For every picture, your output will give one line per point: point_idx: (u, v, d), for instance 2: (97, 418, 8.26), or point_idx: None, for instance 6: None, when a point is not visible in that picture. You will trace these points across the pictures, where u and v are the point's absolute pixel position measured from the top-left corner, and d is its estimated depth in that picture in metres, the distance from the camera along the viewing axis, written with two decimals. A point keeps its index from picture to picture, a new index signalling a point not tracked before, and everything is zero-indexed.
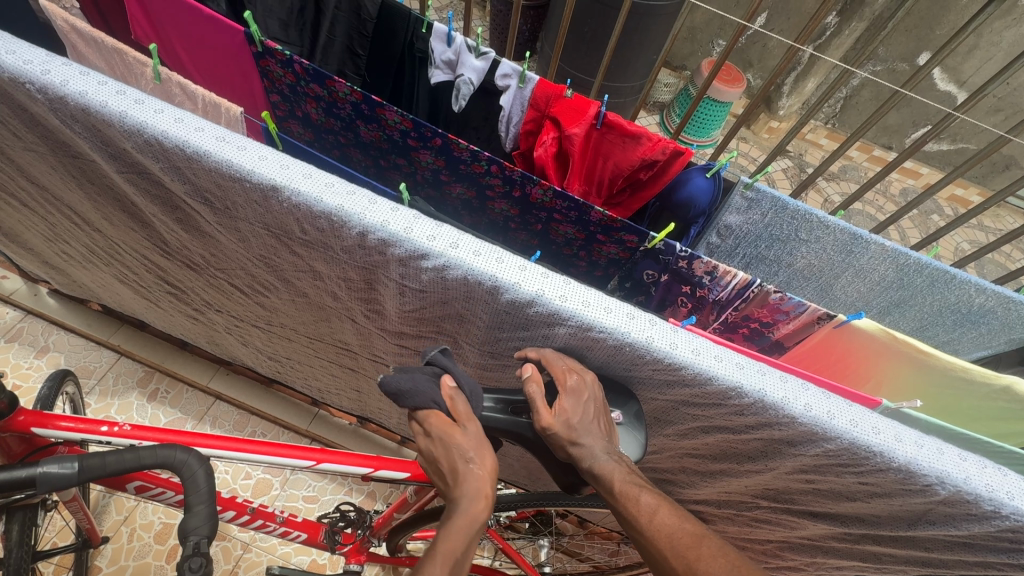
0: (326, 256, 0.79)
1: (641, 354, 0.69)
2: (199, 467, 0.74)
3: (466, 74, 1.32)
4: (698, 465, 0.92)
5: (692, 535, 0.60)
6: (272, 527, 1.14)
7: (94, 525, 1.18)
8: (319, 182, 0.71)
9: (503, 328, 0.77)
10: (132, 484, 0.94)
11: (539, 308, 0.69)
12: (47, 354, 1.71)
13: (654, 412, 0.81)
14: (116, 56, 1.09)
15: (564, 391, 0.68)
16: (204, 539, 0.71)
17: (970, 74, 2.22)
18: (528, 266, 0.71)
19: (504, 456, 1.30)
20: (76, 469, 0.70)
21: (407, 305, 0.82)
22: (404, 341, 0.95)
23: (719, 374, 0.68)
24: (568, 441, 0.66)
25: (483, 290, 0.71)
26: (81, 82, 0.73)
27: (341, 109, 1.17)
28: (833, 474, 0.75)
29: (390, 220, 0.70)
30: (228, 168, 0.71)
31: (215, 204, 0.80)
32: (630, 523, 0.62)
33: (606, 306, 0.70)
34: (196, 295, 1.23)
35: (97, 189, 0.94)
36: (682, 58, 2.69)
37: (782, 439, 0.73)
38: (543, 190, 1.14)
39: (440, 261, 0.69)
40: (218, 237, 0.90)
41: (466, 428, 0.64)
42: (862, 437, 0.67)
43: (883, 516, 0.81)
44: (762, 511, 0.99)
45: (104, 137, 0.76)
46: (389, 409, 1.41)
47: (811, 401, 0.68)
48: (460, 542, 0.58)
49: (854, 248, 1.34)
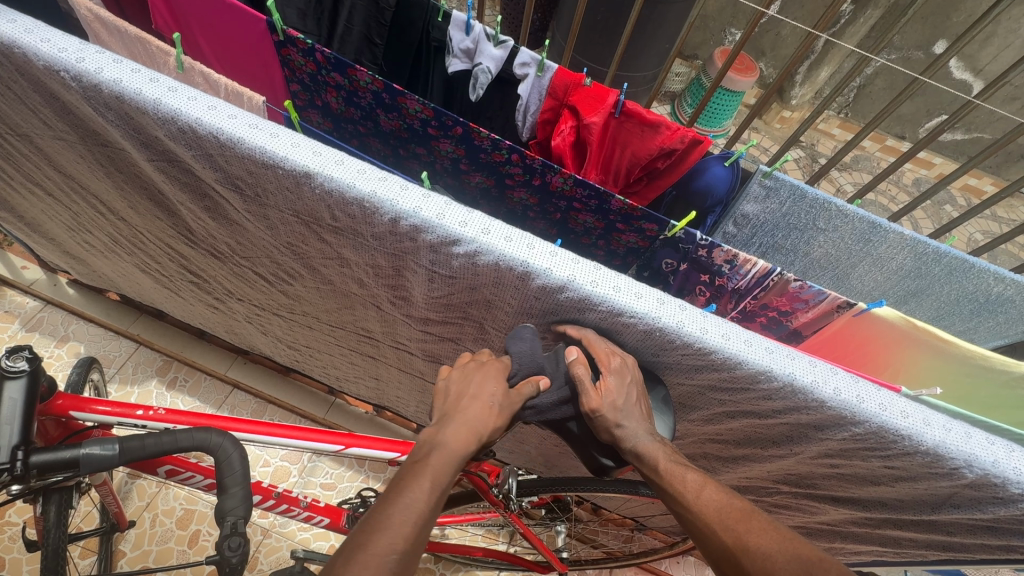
0: (356, 243, 0.80)
1: (672, 339, 0.70)
2: (234, 450, 0.75)
3: (485, 63, 1.31)
4: (720, 450, 0.93)
5: (741, 510, 0.60)
6: (296, 511, 1.16)
7: (121, 509, 1.20)
8: (351, 169, 0.72)
9: (531, 313, 0.78)
10: (163, 468, 0.95)
11: (570, 293, 0.70)
12: (67, 343, 1.74)
13: (680, 397, 0.82)
14: (139, 45, 1.09)
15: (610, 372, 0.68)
16: (241, 520, 0.72)
17: (986, 62, 2.19)
18: (559, 252, 0.71)
19: (522, 443, 1.31)
20: (116, 450, 0.72)
21: (435, 291, 0.83)
22: (429, 327, 0.96)
23: (749, 359, 0.68)
24: (614, 423, 0.67)
25: (514, 276, 0.71)
26: (114, 69, 0.73)
27: (362, 98, 1.17)
28: (858, 458, 0.75)
29: (422, 206, 0.70)
30: (261, 155, 0.71)
31: (245, 192, 0.80)
32: (676, 501, 0.63)
33: (636, 291, 0.70)
34: (218, 284, 1.24)
35: (125, 178, 0.95)
36: (694, 47, 2.67)
37: (809, 423, 0.74)
38: (564, 178, 1.14)
39: (471, 247, 0.70)
40: (245, 225, 0.91)
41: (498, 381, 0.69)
42: (891, 421, 0.67)
43: (906, 501, 0.81)
44: (782, 497, 1.00)
45: (137, 124, 0.77)
46: (408, 397, 1.43)
47: (840, 385, 0.68)
48: (447, 464, 0.59)
49: (872, 236, 1.34)
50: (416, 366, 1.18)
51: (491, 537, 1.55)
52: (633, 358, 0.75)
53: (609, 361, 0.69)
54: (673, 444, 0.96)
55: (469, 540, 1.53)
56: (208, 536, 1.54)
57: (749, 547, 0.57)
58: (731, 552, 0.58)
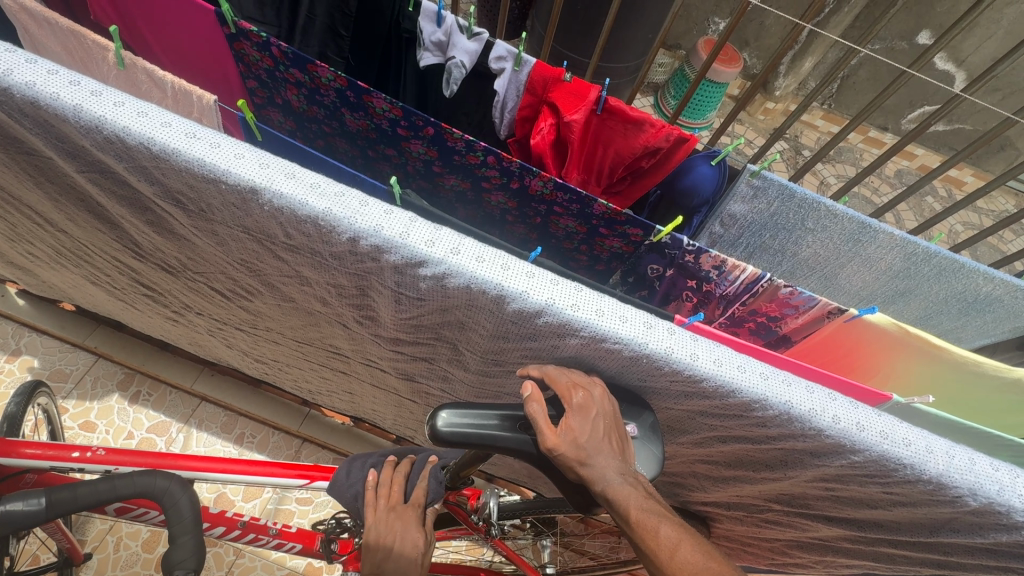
0: (314, 262, 0.73)
1: (660, 365, 0.64)
2: (182, 494, 0.68)
3: (459, 57, 1.22)
4: (710, 470, 0.89)
5: (717, 574, 0.57)
6: (265, 539, 1.09)
7: (75, 543, 1.12)
8: (303, 183, 0.64)
9: (508, 337, 0.72)
10: (111, 506, 0.87)
11: (550, 318, 0.64)
12: (19, 357, 1.63)
13: (668, 421, 0.77)
14: (74, 39, 0.99)
15: (571, 409, 0.65)
16: (191, 573, 0.65)
17: (969, 52, 2.17)
18: (537, 272, 0.65)
19: (504, 456, 1.27)
20: (43, 504, 0.64)
21: (404, 312, 0.76)
22: (400, 347, 0.89)
23: (743, 386, 0.63)
24: (578, 461, 0.63)
25: (488, 299, 0.65)
26: (27, 71, 0.64)
27: (324, 96, 1.08)
28: (856, 483, 0.71)
29: (383, 224, 0.63)
30: (201, 169, 0.63)
31: (188, 206, 0.72)
32: (649, 558, 0.59)
33: (621, 315, 0.64)
34: (174, 298, 1.15)
35: (58, 189, 0.85)
36: (677, 37, 2.61)
37: (804, 449, 0.69)
38: (543, 181, 1.07)
39: (440, 268, 0.63)
40: (194, 241, 0.83)
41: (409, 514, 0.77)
42: (892, 450, 0.63)
43: (903, 523, 0.78)
44: (773, 514, 0.96)
45: (59, 132, 0.68)
46: (384, 412, 1.36)
47: (840, 412, 0.64)
48: None
49: (861, 237, 1.30)
50: (390, 383, 1.11)
51: (475, 550, 1.50)
52: (602, 383, 0.70)
53: (569, 398, 0.65)
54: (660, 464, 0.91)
55: (452, 555, 1.49)
56: None
57: None
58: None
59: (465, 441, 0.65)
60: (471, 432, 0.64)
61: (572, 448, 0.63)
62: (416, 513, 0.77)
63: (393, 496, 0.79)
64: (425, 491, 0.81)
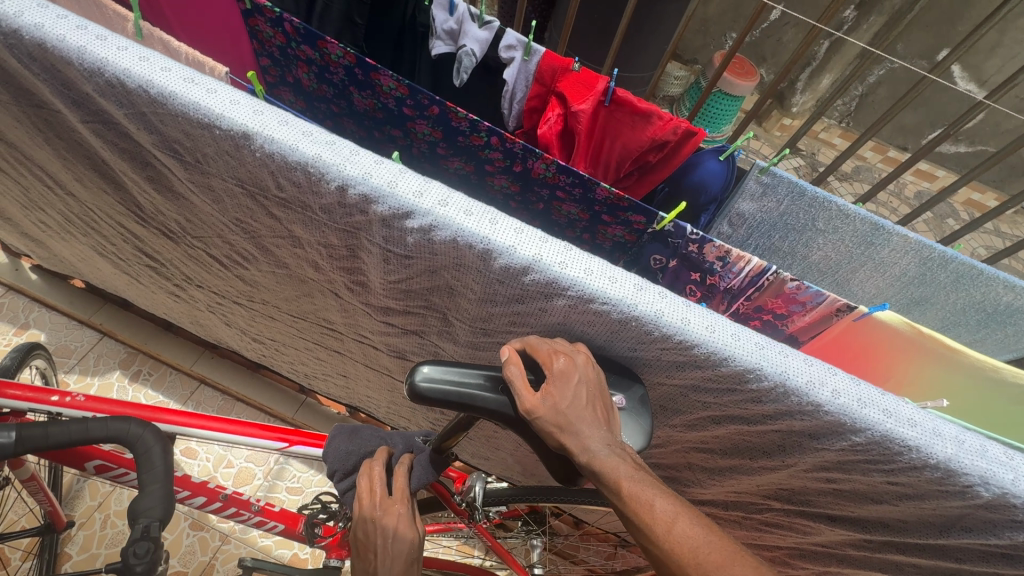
0: (305, 217, 0.72)
1: (650, 330, 0.62)
2: (155, 442, 0.67)
3: (470, 45, 1.24)
4: (706, 461, 0.85)
5: (719, 549, 0.54)
6: (246, 516, 1.06)
7: (56, 508, 1.10)
8: (296, 130, 0.64)
9: (495, 300, 0.70)
10: (91, 464, 0.86)
11: (537, 275, 0.62)
12: (27, 331, 1.65)
13: (660, 399, 0.73)
14: (96, 9, 1.03)
15: (551, 372, 0.62)
16: (155, 523, 0.63)
17: (991, 72, 2.14)
18: (526, 228, 0.63)
19: (497, 448, 1.24)
20: (13, 438, 0.64)
21: (393, 274, 0.75)
22: (391, 318, 0.88)
23: (735, 354, 0.60)
24: (557, 427, 0.60)
25: (474, 255, 0.64)
26: (38, 14, 0.66)
27: (334, 73, 1.10)
28: (859, 472, 0.67)
29: (372, 172, 0.63)
30: (196, 113, 0.64)
31: (185, 157, 0.73)
32: (644, 534, 0.56)
33: (611, 276, 0.62)
34: (175, 268, 1.16)
35: (66, 145, 0.87)
36: (694, 52, 2.62)
37: (803, 430, 0.65)
38: (546, 164, 1.06)
39: (426, 221, 0.62)
40: (192, 199, 0.83)
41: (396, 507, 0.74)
42: (895, 430, 0.59)
43: (911, 522, 0.73)
44: (772, 514, 0.91)
45: (64, 78, 0.70)
46: (377, 398, 1.34)
47: (839, 387, 0.60)
48: None
49: (874, 239, 1.26)
50: (383, 363, 1.10)
51: (465, 550, 1.46)
52: (587, 349, 0.67)
53: (548, 362, 0.63)
54: (654, 453, 0.87)
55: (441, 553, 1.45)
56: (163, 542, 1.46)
57: None
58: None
59: (444, 400, 0.62)
60: (452, 389, 0.62)
61: (552, 411, 0.60)
62: (403, 511, 0.74)
63: (377, 498, 0.75)
64: (405, 479, 0.78)
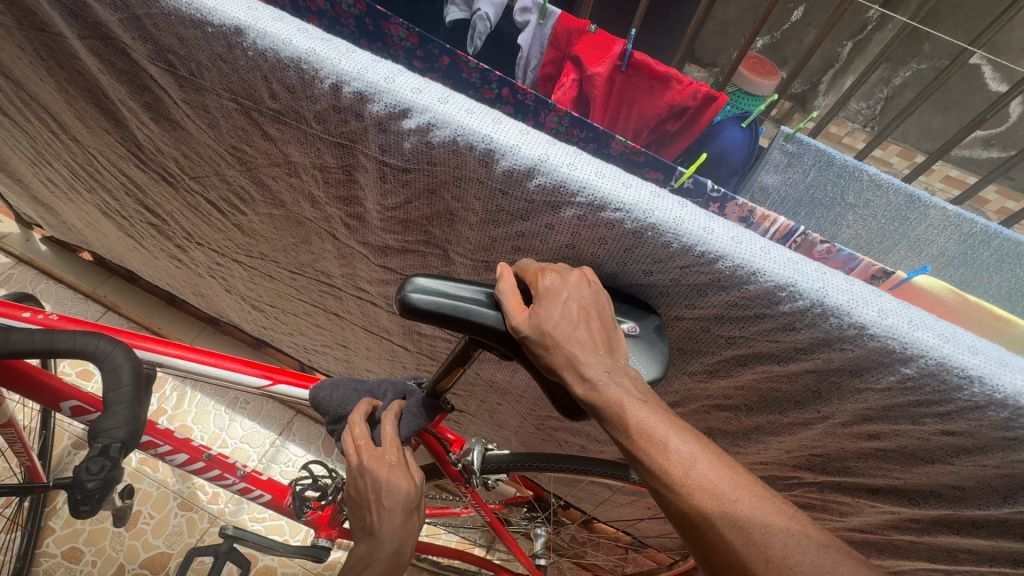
0: (300, 132, 0.68)
1: (668, 241, 0.55)
2: (125, 360, 0.62)
3: (484, 10, 1.18)
4: (728, 423, 0.76)
5: (750, 498, 0.46)
6: (231, 481, 1.00)
7: (36, 467, 1.05)
8: (290, 27, 0.61)
9: (498, 220, 0.64)
10: (67, 406, 0.81)
11: (543, 179, 0.56)
12: None
13: (679, 338, 0.66)
14: None
15: (537, 295, 0.56)
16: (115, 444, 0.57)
17: None
18: (532, 131, 0.58)
19: (500, 426, 1.16)
20: None
21: (389, 199, 0.70)
22: (389, 260, 0.83)
23: (764, 268, 0.53)
24: (544, 347, 0.54)
25: (475, 160, 0.58)
26: None
27: (344, 26, 1.08)
28: (908, 421, 0.58)
29: (368, 69, 0.59)
30: (188, 9, 0.61)
31: (179, 70, 0.70)
32: (656, 481, 0.49)
33: (624, 181, 0.56)
34: (175, 224, 1.13)
35: (68, 76, 0.85)
36: None
37: (842, 366, 0.57)
38: (558, 117, 1.01)
39: (424, 119, 0.57)
40: (188, 127, 0.80)
41: (387, 457, 0.68)
42: (954, 357, 0.51)
43: (969, 489, 0.63)
44: (803, 492, 0.81)
45: None
46: (377, 372, 1.28)
47: (885, 308, 0.53)
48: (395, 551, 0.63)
49: (909, 214, 1.17)
50: (382, 324, 1.04)
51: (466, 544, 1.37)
52: (592, 273, 0.60)
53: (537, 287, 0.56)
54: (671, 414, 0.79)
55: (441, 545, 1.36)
56: (149, 521, 1.40)
57: (757, 539, 0.44)
58: (736, 555, 0.44)
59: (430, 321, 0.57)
60: (444, 300, 0.56)
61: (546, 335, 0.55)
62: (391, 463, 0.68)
63: (363, 452, 0.68)
64: (394, 427, 0.70)
